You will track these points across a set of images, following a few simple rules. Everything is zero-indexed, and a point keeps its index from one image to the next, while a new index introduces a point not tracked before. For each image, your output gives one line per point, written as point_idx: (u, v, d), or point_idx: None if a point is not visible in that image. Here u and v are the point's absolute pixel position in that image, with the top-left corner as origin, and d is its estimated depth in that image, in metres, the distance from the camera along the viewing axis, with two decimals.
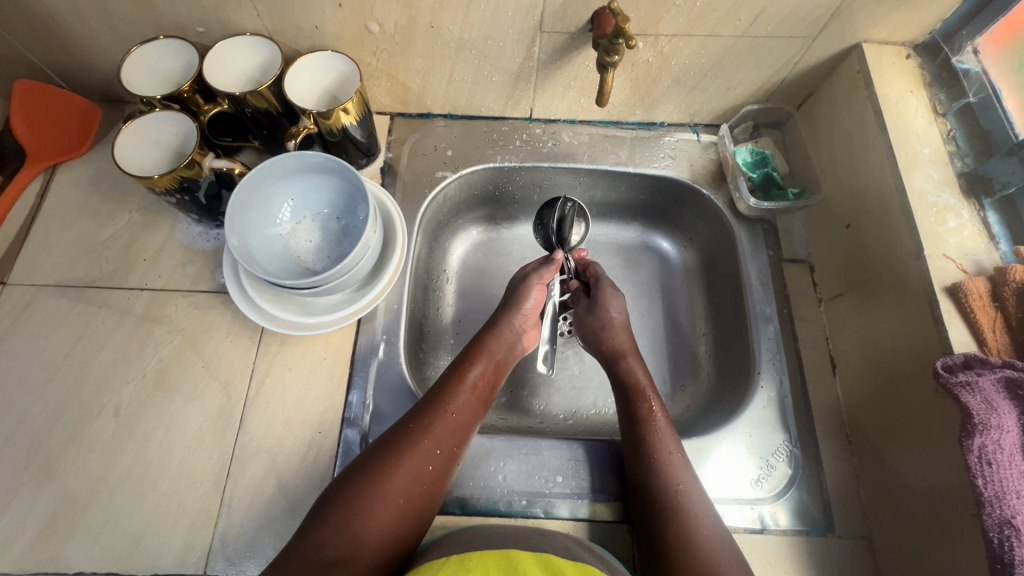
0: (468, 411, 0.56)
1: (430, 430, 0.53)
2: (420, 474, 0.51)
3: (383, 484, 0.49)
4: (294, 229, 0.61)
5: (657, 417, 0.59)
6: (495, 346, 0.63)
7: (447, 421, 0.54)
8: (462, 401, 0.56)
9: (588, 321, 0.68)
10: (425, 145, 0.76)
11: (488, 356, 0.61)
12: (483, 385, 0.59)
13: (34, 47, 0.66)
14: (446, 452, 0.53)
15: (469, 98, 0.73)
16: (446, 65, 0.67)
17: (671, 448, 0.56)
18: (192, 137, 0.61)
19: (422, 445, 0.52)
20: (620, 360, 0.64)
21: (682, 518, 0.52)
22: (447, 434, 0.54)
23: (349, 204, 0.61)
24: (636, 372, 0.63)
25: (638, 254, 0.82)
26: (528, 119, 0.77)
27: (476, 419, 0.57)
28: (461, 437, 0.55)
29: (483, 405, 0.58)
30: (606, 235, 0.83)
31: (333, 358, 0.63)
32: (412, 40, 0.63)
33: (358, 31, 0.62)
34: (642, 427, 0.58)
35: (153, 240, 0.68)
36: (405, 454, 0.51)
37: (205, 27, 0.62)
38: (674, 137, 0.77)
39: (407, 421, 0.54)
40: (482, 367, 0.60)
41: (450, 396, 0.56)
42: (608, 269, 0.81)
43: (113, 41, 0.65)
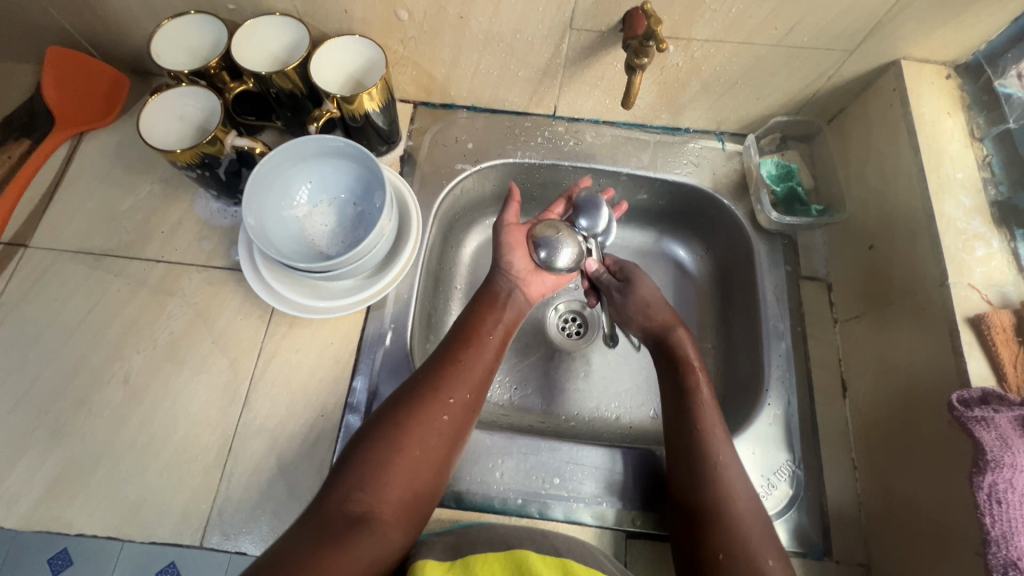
0: (482, 359, 0.57)
1: (441, 381, 0.53)
2: (435, 423, 0.51)
3: (401, 438, 0.49)
4: (311, 213, 0.61)
5: (698, 391, 0.58)
6: (501, 301, 0.63)
7: (458, 370, 0.55)
8: (471, 350, 0.57)
9: (625, 306, 0.67)
10: (445, 136, 0.76)
11: (497, 308, 0.62)
12: (495, 338, 0.59)
13: (68, 15, 0.66)
14: (460, 401, 0.53)
15: (494, 91, 0.73)
16: (472, 57, 0.67)
17: (711, 425, 0.55)
18: (216, 113, 0.61)
19: (433, 395, 0.52)
20: (673, 332, 0.64)
21: (722, 492, 0.51)
22: (461, 382, 0.54)
23: (364, 188, 0.62)
24: (684, 344, 0.63)
25: (652, 259, 0.81)
26: (552, 116, 0.76)
27: (490, 367, 0.57)
28: (477, 386, 0.55)
29: (497, 355, 0.59)
30: (621, 238, 0.82)
31: (341, 343, 0.63)
32: (440, 29, 0.63)
33: (387, 17, 0.62)
34: (692, 397, 0.58)
35: (172, 213, 0.69)
36: (422, 406, 0.51)
37: (236, 5, 0.62)
38: (698, 144, 0.76)
39: (418, 377, 0.54)
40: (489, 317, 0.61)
41: (460, 346, 0.57)
42: None
43: (145, 14, 0.65)
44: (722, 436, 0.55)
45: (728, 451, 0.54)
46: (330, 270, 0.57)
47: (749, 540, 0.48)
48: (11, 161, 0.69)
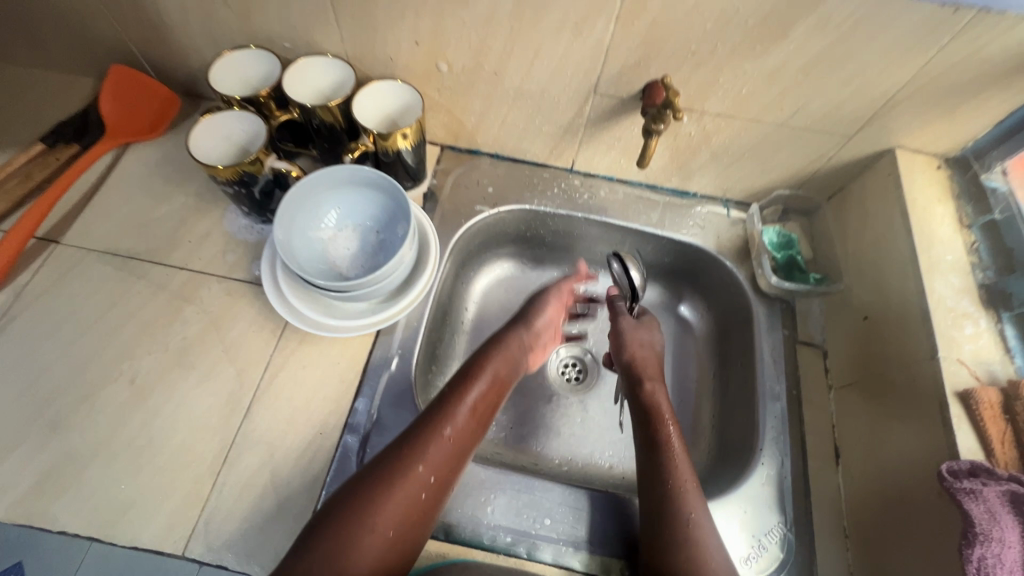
0: (467, 433, 0.56)
1: (424, 455, 0.52)
2: (412, 500, 0.50)
3: (376, 514, 0.48)
4: (335, 236, 0.64)
5: (670, 444, 0.60)
6: (494, 364, 0.63)
7: (442, 444, 0.53)
8: (457, 416, 0.56)
9: (630, 333, 0.71)
10: (468, 178, 0.80)
11: (489, 375, 0.61)
12: (482, 401, 0.59)
13: (136, 38, 0.72)
14: (435, 470, 0.52)
15: (517, 142, 0.78)
16: (501, 110, 0.72)
17: (697, 510, 0.54)
18: (260, 137, 0.66)
19: (416, 469, 0.51)
20: (647, 384, 0.67)
21: (692, 545, 0.52)
22: (443, 457, 0.53)
23: (392, 217, 0.65)
24: (658, 397, 0.65)
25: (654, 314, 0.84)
26: (569, 170, 0.81)
27: (473, 442, 0.56)
28: (456, 450, 0.54)
29: (481, 427, 0.58)
30: None
31: (347, 364, 0.65)
32: (475, 83, 0.69)
33: (428, 67, 0.67)
34: (664, 451, 0.59)
35: (201, 225, 0.72)
36: (400, 478, 0.50)
37: (291, 44, 0.69)
38: (704, 208, 0.80)
39: (400, 445, 0.53)
40: (482, 387, 0.60)
41: (449, 417, 0.55)
42: None
43: (207, 44, 0.72)
44: (707, 520, 0.54)
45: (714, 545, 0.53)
46: (345, 291, 0.60)
47: None
48: (56, 162, 0.74)
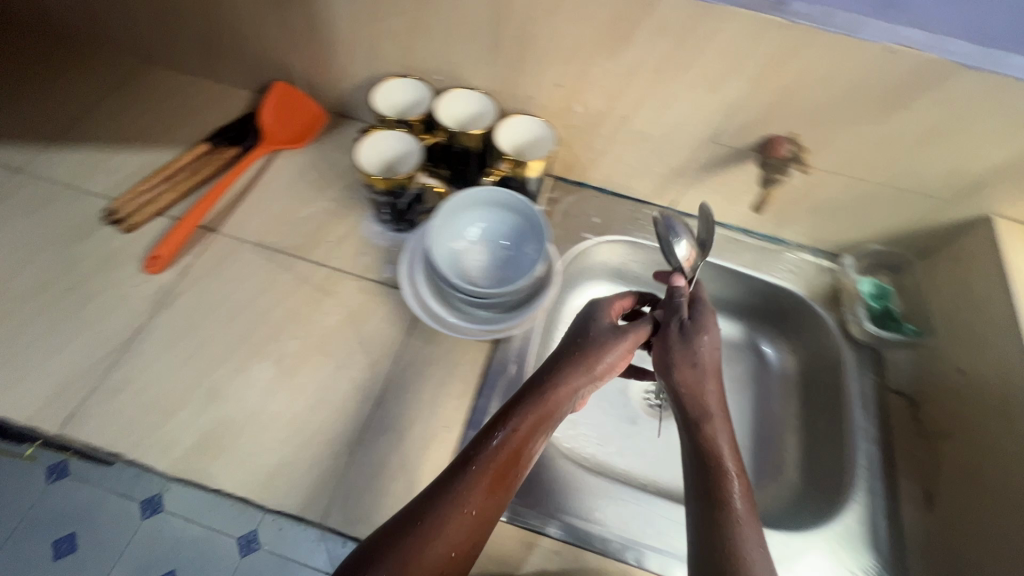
0: (502, 499, 0.49)
1: (451, 526, 0.46)
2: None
3: None
4: (469, 248, 0.71)
5: (734, 507, 0.51)
6: (530, 411, 0.53)
7: (471, 515, 0.47)
8: (485, 472, 0.49)
9: (675, 350, 0.62)
10: (576, 208, 0.87)
11: (530, 425, 0.52)
12: (506, 450, 0.50)
13: (301, 60, 0.82)
14: (483, 529, 0.48)
15: (626, 179, 0.85)
16: (619, 149, 0.79)
17: None
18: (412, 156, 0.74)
19: (443, 542, 0.46)
20: (705, 423, 0.57)
21: None
22: (474, 527, 0.47)
23: (523, 233, 0.71)
24: (720, 443, 0.56)
25: (738, 350, 0.88)
26: (669, 209, 0.88)
27: (504, 507, 0.49)
28: (489, 508, 0.48)
29: (512, 489, 0.50)
30: None
31: (468, 366, 0.70)
32: (602, 123, 0.76)
33: (562, 106, 0.75)
34: (723, 512, 0.51)
35: (339, 228, 0.80)
36: (418, 552, 0.45)
37: (441, 76, 0.77)
38: (795, 255, 0.85)
39: (416, 509, 0.47)
40: (522, 440, 0.51)
41: (479, 479, 0.49)
42: None
43: (363, 71, 0.81)
44: None
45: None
46: (481, 297, 0.66)
47: None
48: (222, 158, 0.82)
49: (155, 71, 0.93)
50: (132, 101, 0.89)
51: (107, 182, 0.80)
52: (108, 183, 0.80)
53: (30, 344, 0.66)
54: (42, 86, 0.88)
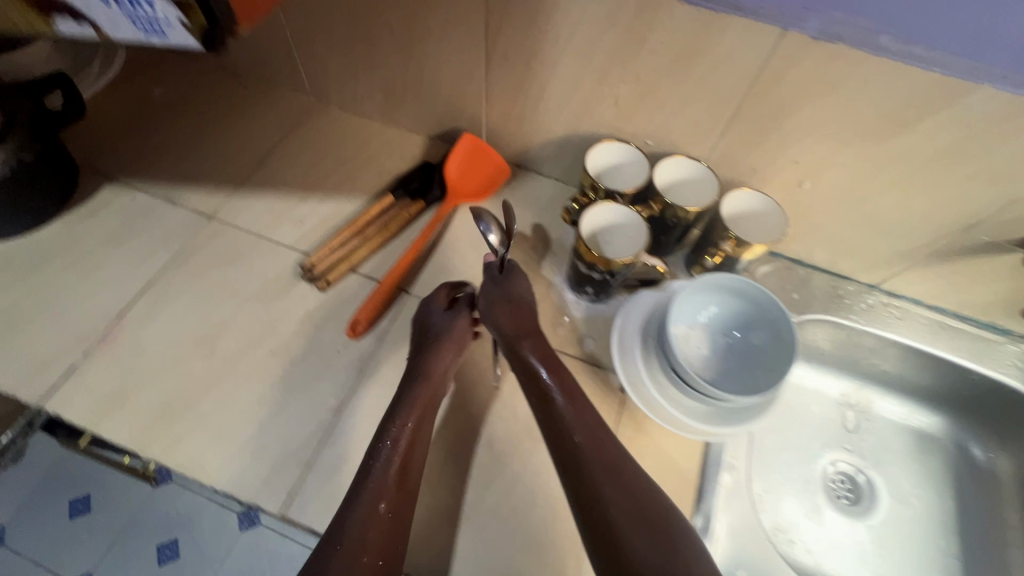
0: (381, 460, 0.57)
1: (363, 500, 0.53)
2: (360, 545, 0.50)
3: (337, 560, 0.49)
4: (689, 333, 0.67)
5: (579, 446, 0.57)
6: (418, 400, 0.61)
7: (379, 486, 0.54)
8: (385, 480, 0.55)
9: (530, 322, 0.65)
10: (771, 280, 0.82)
11: (411, 404, 0.60)
12: (404, 441, 0.58)
13: (495, 113, 0.79)
14: (399, 527, 0.54)
15: (833, 253, 0.79)
16: (840, 225, 0.73)
17: (644, 551, 0.49)
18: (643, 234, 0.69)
19: (356, 510, 0.53)
20: (546, 373, 0.62)
21: None
22: (368, 497, 0.53)
23: (757, 324, 0.65)
24: (571, 391, 0.61)
25: (931, 441, 0.84)
26: (873, 285, 0.81)
27: (407, 480, 0.56)
28: (394, 483, 0.55)
29: (401, 461, 0.56)
30: (891, 410, 0.85)
31: (685, 462, 0.66)
32: (831, 201, 0.70)
33: (789, 182, 0.70)
34: (592, 466, 0.55)
35: (532, 294, 0.77)
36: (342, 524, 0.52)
37: (654, 141, 0.73)
38: (1020, 347, 0.77)
39: (356, 486, 0.55)
40: (412, 417, 0.60)
41: (372, 454, 0.57)
42: (893, 444, 0.84)
43: (562, 128, 0.77)
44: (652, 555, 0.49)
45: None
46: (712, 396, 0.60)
47: None
48: (405, 211, 0.79)
49: (329, 112, 0.91)
50: (310, 144, 0.88)
51: (297, 233, 0.78)
52: (298, 235, 0.78)
53: (244, 411, 0.64)
54: (222, 126, 0.87)
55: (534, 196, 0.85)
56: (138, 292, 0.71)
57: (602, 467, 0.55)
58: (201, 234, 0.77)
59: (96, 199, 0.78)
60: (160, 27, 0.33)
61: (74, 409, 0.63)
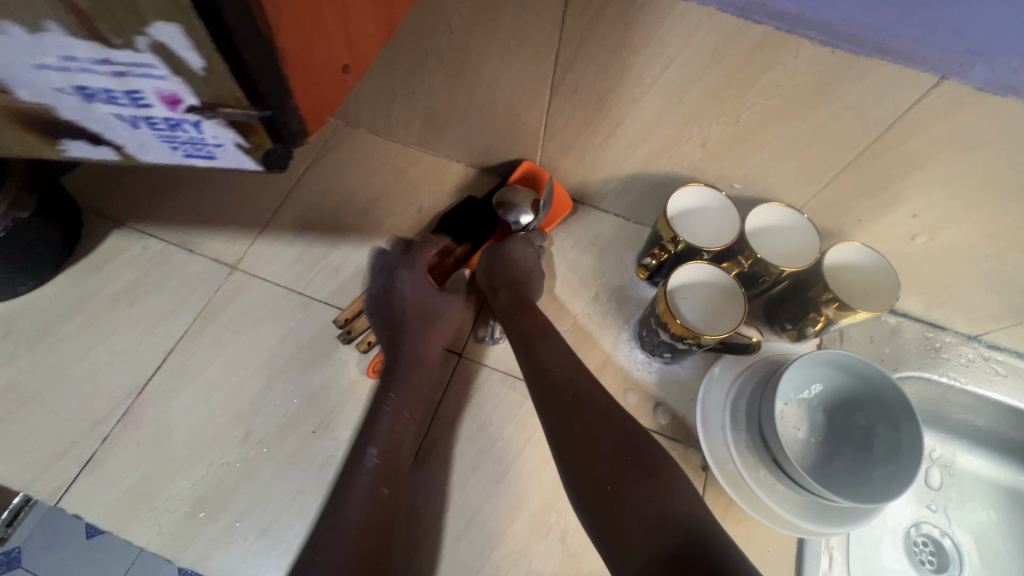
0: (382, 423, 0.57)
1: (369, 461, 0.54)
2: (368, 501, 0.51)
3: (337, 526, 0.49)
4: (784, 410, 0.60)
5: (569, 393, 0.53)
6: (407, 376, 0.61)
7: (385, 447, 0.55)
8: (385, 450, 0.55)
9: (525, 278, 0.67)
10: (858, 331, 0.73)
11: (408, 371, 0.61)
12: (389, 457, 0.55)
13: (555, 148, 0.70)
14: (395, 506, 0.53)
15: (931, 305, 0.71)
16: (947, 280, 0.65)
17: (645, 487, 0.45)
18: (736, 297, 0.61)
19: (363, 470, 0.53)
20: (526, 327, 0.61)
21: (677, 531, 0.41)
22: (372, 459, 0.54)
23: (867, 406, 0.57)
24: (551, 335, 0.60)
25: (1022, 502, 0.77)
26: (970, 337, 0.73)
27: (404, 444, 0.57)
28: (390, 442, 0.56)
29: (400, 423, 0.58)
30: (976, 465, 0.78)
31: (778, 554, 0.60)
32: (945, 257, 0.62)
33: (898, 235, 0.61)
34: (588, 413, 0.51)
35: (597, 355, 0.69)
36: (345, 484, 0.53)
37: (742, 185, 0.64)
38: None
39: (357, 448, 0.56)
40: (407, 382, 0.60)
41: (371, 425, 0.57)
42: (980, 502, 0.77)
43: (633, 166, 0.68)
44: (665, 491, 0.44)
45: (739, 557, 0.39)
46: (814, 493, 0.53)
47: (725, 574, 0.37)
48: (445, 258, 0.70)
49: (358, 136, 0.81)
50: (338, 174, 0.78)
51: (331, 285, 0.70)
52: (333, 287, 0.70)
53: (285, 504, 0.57)
54: None
55: (594, 235, 0.76)
56: (157, 361, 0.63)
57: (610, 438, 0.49)
58: (224, 288, 0.68)
59: (103, 248, 0.69)
60: (207, 147, 0.29)
61: (95, 507, 0.56)
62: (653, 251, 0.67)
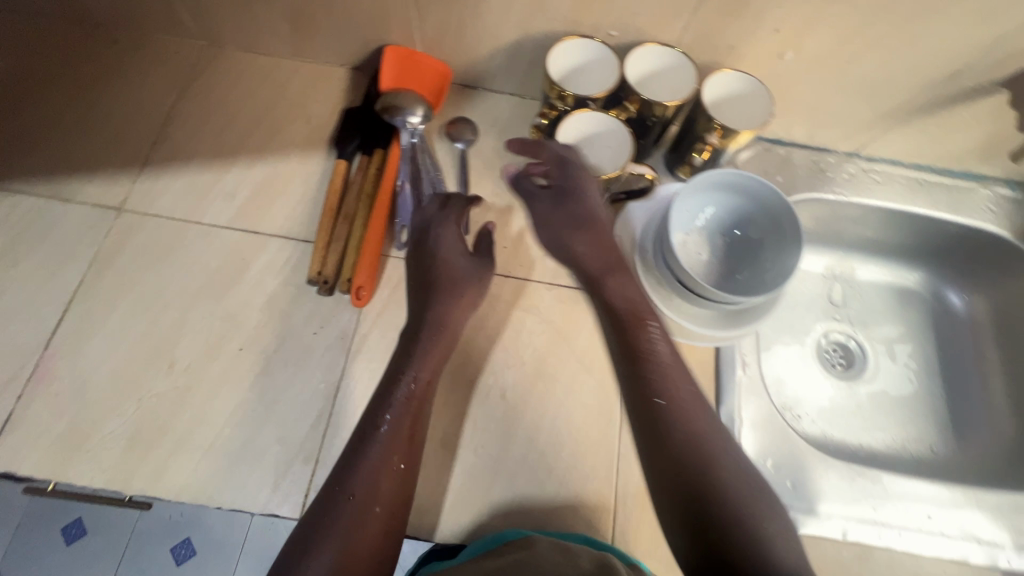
0: (402, 410, 0.54)
1: (377, 449, 0.51)
2: (372, 496, 0.48)
3: (344, 516, 0.47)
4: (686, 241, 0.63)
5: (643, 343, 0.53)
6: (431, 352, 0.58)
7: (396, 436, 0.52)
8: (397, 429, 0.52)
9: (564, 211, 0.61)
10: (754, 166, 0.77)
11: (429, 351, 0.58)
12: (400, 427, 0.52)
13: (431, 27, 0.67)
14: (410, 483, 0.52)
15: (812, 128, 0.75)
16: (821, 96, 0.69)
17: (688, 445, 0.46)
18: (623, 137, 0.64)
19: (379, 456, 0.50)
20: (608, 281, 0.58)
21: (716, 497, 0.43)
22: (383, 444, 0.51)
23: (757, 219, 0.62)
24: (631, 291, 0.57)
25: (919, 299, 0.85)
26: (852, 154, 0.79)
27: (419, 428, 0.54)
28: (405, 427, 0.53)
29: (420, 408, 0.55)
30: (873, 274, 0.86)
31: (699, 369, 0.65)
32: (816, 70, 0.65)
33: (769, 55, 0.64)
34: (647, 362, 0.52)
35: (513, 229, 0.70)
36: (353, 470, 0.50)
37: (619, 32, 0.64)
38: (992, 191, 0.78)
39: (360, 431, 0.52)
40: (427, 365, 0.57)
41: (384, 405, 0.54)
42: (880, 306, 0.85)
43: (511, 32, 0.67)
44: (714, 450, 0.46)
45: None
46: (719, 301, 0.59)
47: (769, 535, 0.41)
48: (370, 173, 0.68)
49: (228, 55, 0.75)
50: (214, 98, 0.73)
51: (231, 209, 0.67)
52: (233, 211, 0.67)
53: (225, 421, 0.58)
54: (100, 96, 0.72)
55: (493, 118, 0.76)
56: (58, 314, 0.60)
57: (695, 440, 0.47)
58: (113, 232, 0.65)
59: None
60: None
61: (26, 461, 0.55)
62: (545, 111, 0.68)
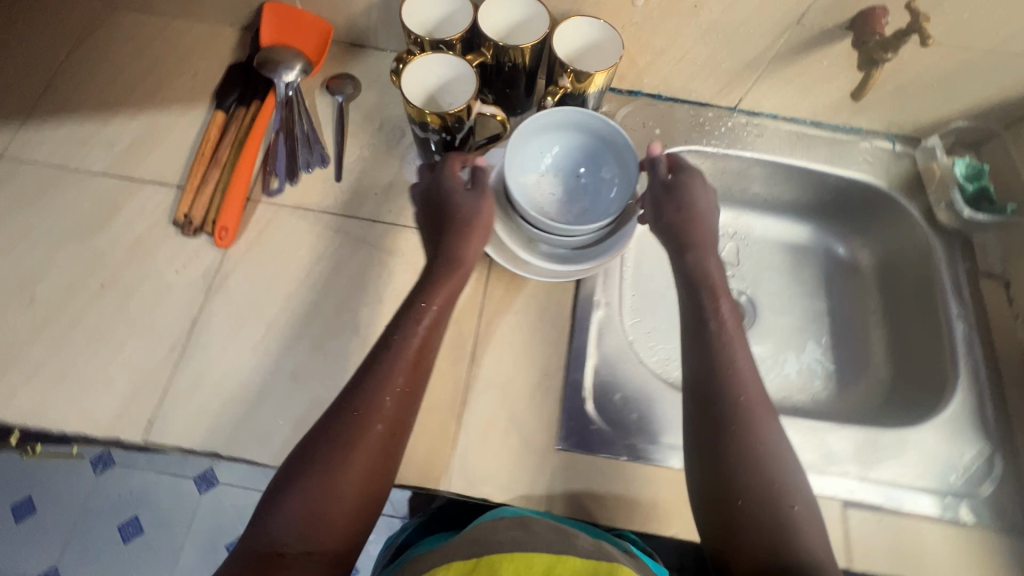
0: (400, 356, 0.51)
1: (374, 402, 0.48)
2: (366, 448, 0.46)
3: (339, 471, 0.45)
4: (539, 180, 0.66)
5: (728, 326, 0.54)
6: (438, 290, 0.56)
7: (393, 391, 0.49)
8: (398, 364, 0.50)
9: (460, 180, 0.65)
10: (633, 120, 0.79)
11: (443, 291, 0.56)
12: (404, 372, 0.50)
13: None
14: (400, 431, 0.49)
15: (686, 81, 0.76)
16: (684, 45, 0.70)
17: (768, 422, 0.50)
18: (472, 80, 0.64)
19: (369, 409, 0.48)
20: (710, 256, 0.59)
21: (772, 475, 0.47)
22: (378, 393, 0.48)
23: (605, 160, 0.66)
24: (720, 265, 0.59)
25: (811, 255, 0.85)
26: (732, 109, 0.80)
27: (418, 382, 0.51)
28: (402, 383, 0.50)
29: (428, 353, 0.53)
30: (767, 229, 0.86)
31: (557, 308, 0.66)
32: (669, 17, 0.66)
33: (622, 2, 0.65)
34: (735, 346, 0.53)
35: (384, 176, 0.71)
36: (348, 423, 0.47)
37: None
38: (871, 144, 0.80)
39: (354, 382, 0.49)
40: (434, 310, 0.54)
41: (391, 352, 0.51)
42: (772, 260, 0.85)
43: None
44: (773, 423, 0.50)
45: (813, 513, 0.47)
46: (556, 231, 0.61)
47: (793, 511, 0.46)
48: (244, 122, 0.70)
49: (120, 17, 0.78)
50: (103, 56, 0.76)
51: (109, 157, 0.69)
52: (111, 159, 0.69)
53: (80, 351, 0.59)
54: None
55: (376, 74, 0.78)
56: None
57: (736, 398, 0.50)
58: None
59: None
60: None
61: None
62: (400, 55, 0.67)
